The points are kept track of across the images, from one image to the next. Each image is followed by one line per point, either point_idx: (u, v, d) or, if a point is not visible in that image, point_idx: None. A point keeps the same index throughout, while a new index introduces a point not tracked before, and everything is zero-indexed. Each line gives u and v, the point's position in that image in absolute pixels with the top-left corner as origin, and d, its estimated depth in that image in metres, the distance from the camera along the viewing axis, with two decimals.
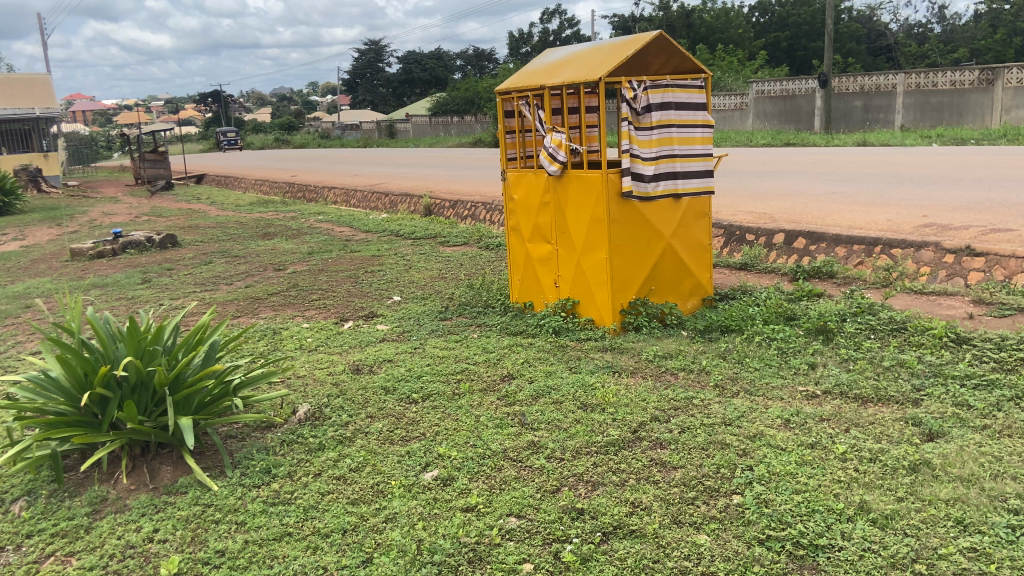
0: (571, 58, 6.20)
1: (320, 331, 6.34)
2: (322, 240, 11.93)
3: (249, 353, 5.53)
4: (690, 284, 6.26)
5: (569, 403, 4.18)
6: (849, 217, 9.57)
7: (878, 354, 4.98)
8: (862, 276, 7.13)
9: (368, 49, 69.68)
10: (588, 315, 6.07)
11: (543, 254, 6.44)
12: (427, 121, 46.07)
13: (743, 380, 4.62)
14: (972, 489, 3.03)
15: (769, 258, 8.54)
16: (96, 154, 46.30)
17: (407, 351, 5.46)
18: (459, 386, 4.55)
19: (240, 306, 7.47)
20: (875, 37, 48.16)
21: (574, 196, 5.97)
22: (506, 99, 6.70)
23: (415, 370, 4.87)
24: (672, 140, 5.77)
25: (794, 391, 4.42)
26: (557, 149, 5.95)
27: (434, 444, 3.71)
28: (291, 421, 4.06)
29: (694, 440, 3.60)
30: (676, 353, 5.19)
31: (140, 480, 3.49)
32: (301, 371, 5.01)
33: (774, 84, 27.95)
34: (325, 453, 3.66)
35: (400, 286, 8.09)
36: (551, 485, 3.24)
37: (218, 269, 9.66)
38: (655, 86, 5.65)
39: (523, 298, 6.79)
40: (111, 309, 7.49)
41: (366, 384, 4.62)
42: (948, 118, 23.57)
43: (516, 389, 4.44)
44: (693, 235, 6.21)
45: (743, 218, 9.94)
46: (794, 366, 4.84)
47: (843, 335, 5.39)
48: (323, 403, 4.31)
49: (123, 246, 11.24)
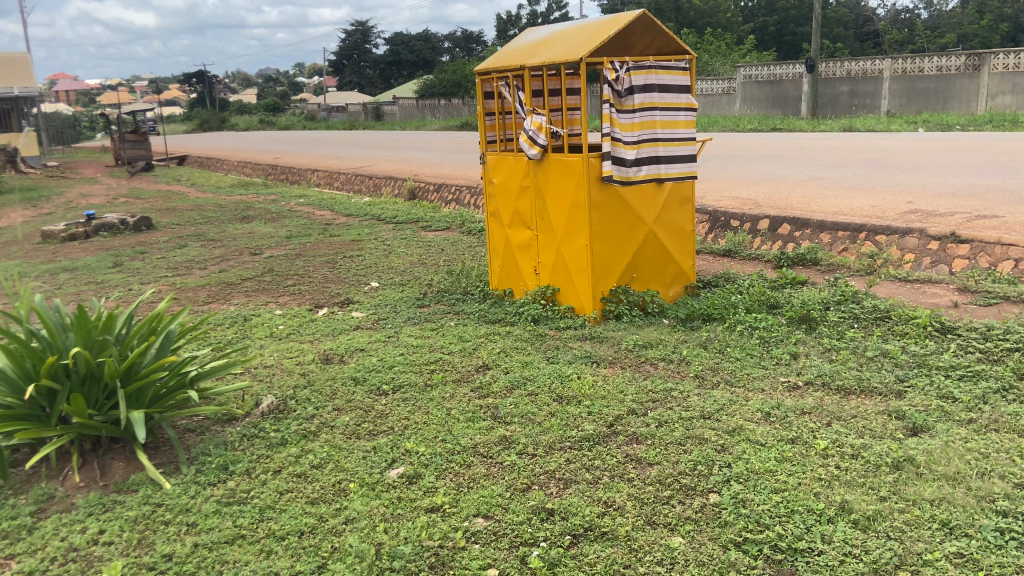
0: (552, 38, 5.99)
1: (292, 318, 6.17)
2: (301, 223, 11.70)
3: (215, 342, 5.35)
4: (673, 272, 6.14)
5: (544, 395, 4.04)
6: (836, 202, 9.45)
7: (862, 343, 4.86)
8: (846, 263, 7.00)
9: (355, 30, 68.96)
10: (568, 303, 5.93)
11: (522, 240, 6.27)
12: (413, 103, 45.66)
13: (724, 371, 4.50)
14: (958, 489, 2.91)
15: (754, 244, 8.42)
16: (77, 134, 45.73)
17: (380, 339, 5.29)
18: (431, 377, 4.40)
19: (212, 291, 7.29)
20: (863, 23, 48.00)
21: (555, 180, 5.78)
22: (485, 79, 6.47)
23: (387, 360, 4.72)
24: (655, 124, 5.61)
25: (775, 382, 4.30)
26: (537, 133, 5.76)
27: (402, 439, 3.57)
28: (253, 414, 3.88)
29: (671, 435, 3.47)
30: (657, 342, 5.06)
31: (90, 476, 3.33)
32: (268, 360, 4.83)
33: (762, 68, 27.81)
34: (287, 449, 3.50)
35: (378, 272, 7.93)
36: (521, 483, 3.10)
37: (192, 253, 9.45)
38: (638, 67, 5.49)
39: (503, 284, 6.63)
40: (81, 295, 7.28)
41: (335, 375, 4.46)
42: (934, 104, 23.50)
43: (491, 380, 4.30)
44: (676, 221, 6.07)
45: (728, 204, 9.79)
46: (776, 357, 4.73)
47: (827, 323, 5.27)
48: (290, 395, 4.14)
49: (97, 229, 10.99)
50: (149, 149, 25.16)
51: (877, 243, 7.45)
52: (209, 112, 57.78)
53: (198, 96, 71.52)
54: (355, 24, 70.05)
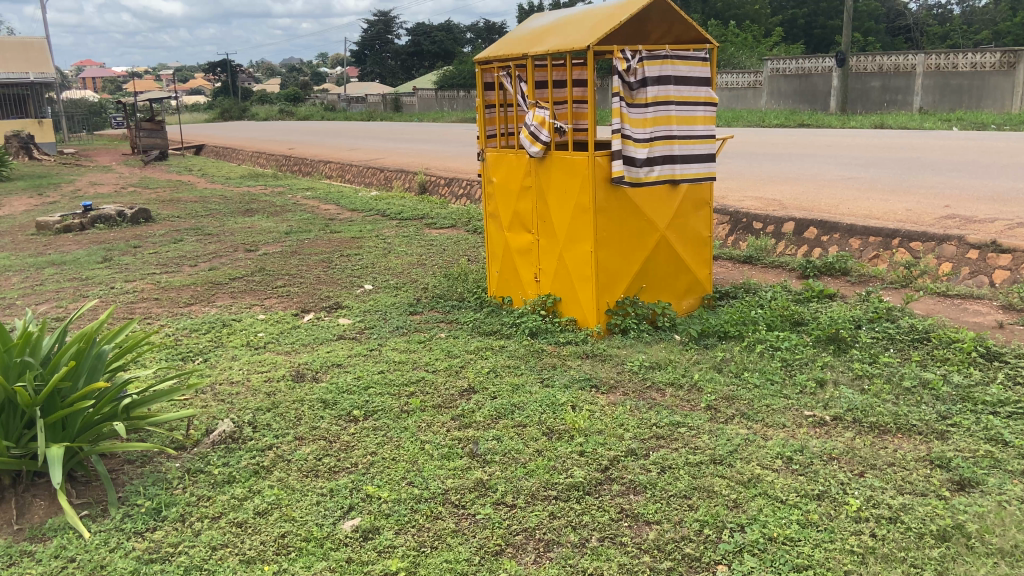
0: (558, 24, 5.49)
1: (275, 324, 5.75)
2: (305, 218, 11.28)
3: (184, 354, 4.92)
4: (686, 282, 5.64)
5: (534, 428, 3.56)
6: (866, 205, 8.87)
7: (897, 371, 4.33)
8: (879, 274, 6.44)
9: (378, 21, 68.71)
10: (570, 315, 5.44)
11: (523, 244, 5.77)
12: (433, 94, 45.12)
13: (741, 402, 4.00)
14: (1018, 570, 2.40)
15: (777, 249, 7.87)
16: (100, 120, 45.88)
17: (362, 353, 4.83)
18: (408, 402, 3.92)
19: (196, 291, 6.87)
20: (894, 18, 46.87)
21: (558, 180, 5.29)
22: (485, 69, 5.97)
23: (365, 379, 4.25)
24: (670, 119, 5.10)
25: (799, 417, 3.80)
26: (539, 128, 5.27)
27: (365, 481, 3.10)
28: (202, 444, 3.42)
29: (675, 485, 2.98)
30: (666, 363, 4.57)
31: (4, 518, 2.90)
32: (234, 376, 4.38)
33: (789, 62, 27.09)
34: (232, 489, 3.04)
35: (374, 273, 7.48)
36: (494, 545, 2.63)
37: (187, 249, 9.04)
38: (652, 57, 4.99)
39: (501, 291, 6.15)
40: (59, 292, 6.91)
41: (303, 396, 4.00)
42: (968, 102, 22.69)
43: (475, 407, 3.83)
44: (690, 226, 5.58)
45: (749, 205, 9.24)
46: (800, 385, 4.22)
47: (858, 345, 4.74)
48: (248, 421, 3.68)
49: (92, 220, 10.64)
50: (165, 138, 24.95)
51: (912, 252, 6.88)
52: (230, 100, 57.76)
53: (220, 85, 71.49)
54: (378, 14, 69.70)
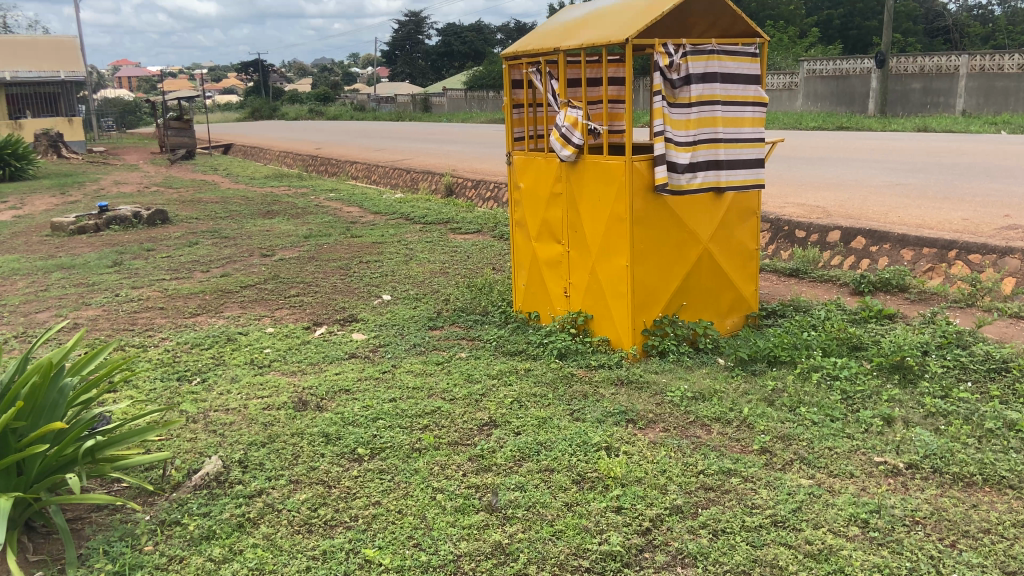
0: (592, 16, 5.00)
1: (283, 339, 5.34)
2: (325, 221, 10.91)
3: (180, 377, 4.51)
4: (730, 298, 5.14)
5: (562, 474, 3.10)
6: (919, 214, 8.26)
7: (976, 407, 3.80)
8: (941, 292, 5.86)
9: (408, 22, 68.75)
10: (603, 334, 4.96)
11: (551, 256, 5.31)
12: (462, 94, 44.69)
13: (799, 443, 3.50)
14: None
15: (823, 260, 7.32)
16: (133, 118, 46.18)
17: (373, 376, 4.39)
18: (421, 438, 3.47)
19: (205, 301, 6.50)
20: (934, 18, 45.60)
21: (591, 186, 4.82)
22: (513, 66, 5.50)
23: (374, 409, 3.81)
24: (716, 120, 4.60)
25: (868, 464, 3.30)
26: (571, 130, 4.81)
27: (364, 540, 2.67)
28: (183, 487, 3.02)
29: (731, 557, 2.51)
30: (711, 393, 4.08)
31: None
32: (230, 403, 3.97)
33: (826, 63, 26.29)
34: (210, 549, 2.62)
35: (394, 282, 7.05)
36: None
37: (201, 253, 8.67)
38: (697, 52, 4.49)
39: (528, 306, 5.68)
40: (62, 300, 6.59)
41: (303, 429, 3.57)
42: (1014, 105, 21.82)
43: (495, 447, 3.37)
44: (735, 237, 5.09)
45: (793, 212, 8.68)
46: (866, 423, 3.70)
47: (928, 375, 4.21)
48: (238, 459, 3.26)
49: (108, 222, 10.35)
50: (193, 137, 24.84)
51: (971, 265, 6.31)
52: (260, 100, 57.99)
53: (252, 85, 71.91)
54: (409, 15, 69.68)
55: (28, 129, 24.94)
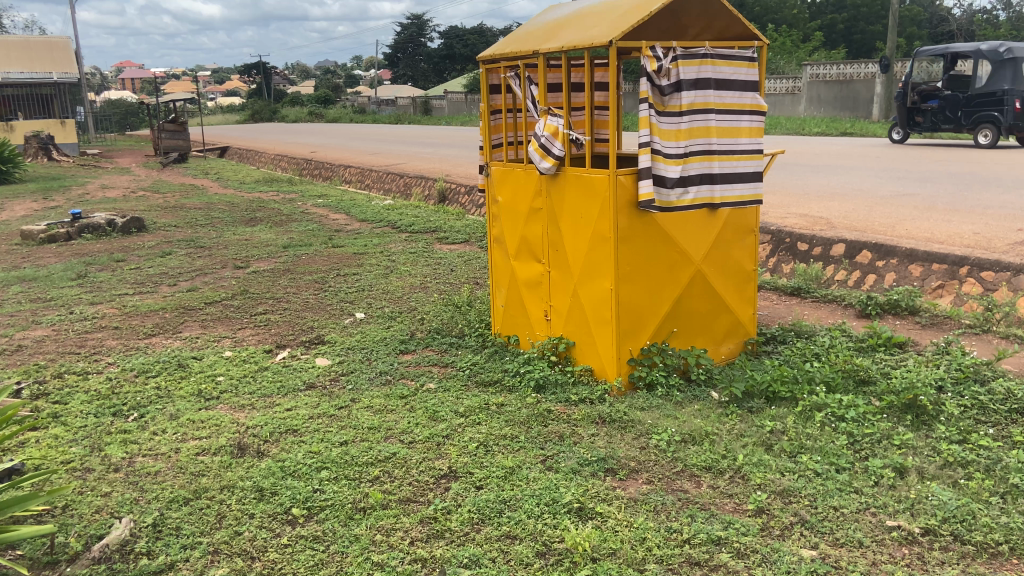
0: (575, 16, 4.57)
1: (239, 365, 4.90)
2: (308, 229, 10.50)
3: (114, 413, 4.07)
4: (725, 323, 4.71)
5: (525, 547, 2.67)
6: (929, 227, 7.81)
7: (999, 456, 3.36)
8: (955, 315, 5.42)
9: (410, 25, 68.49)
10: (585, 363, 4.52)
11: (531, 276, 4.88)
12: (462, 96, 44.27)
13: (799, 501, 3.05)
14: None
15: (826, 276, 6.87)
16: (131, 120, 45.80)
17: (328, 412, 3.96)
18: (367, 493, 3.03)
19: (164, 319, 6.06)
20: (939, 23, 45.15)
21: (573, 201, 4.39)
22: (491, 69, 5.07)
23: (321, 456, 3.38)
24: (709, 130, 4.17)
25: (879, 530, 2.86)
26: (551, 139, 4.36)
27: None
28: (80, 561, 2.60)
29: None
30: (701, 436, 3.63)
31: None
32: (161, 446, 3.54)
33: (830, 66, 25.87)
34: None
35: (370, 298, 6.62)
36: None
37: (172, 264, 8.25)
38: (688, 55, 4.05)
39: (507, 329, 5.24)
40: (13, 318, 6.16)
41: (235, 481, 3.14)
42: None
43: (452, 507, 2.94)
44: (732, 257, 4.66)
45: (795, 223, 8.23)
46: (876, 474, 3.25)
47: (944, 415, 3.77)
48: (152, 522, 2.83)
49: (80, 229, 9.91)
50: (186, 139, 24.40)
51: (984, 284, 5.87)
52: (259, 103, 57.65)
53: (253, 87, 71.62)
54: (411, 18, 69.41)
55: (18, 131, 24.50)
